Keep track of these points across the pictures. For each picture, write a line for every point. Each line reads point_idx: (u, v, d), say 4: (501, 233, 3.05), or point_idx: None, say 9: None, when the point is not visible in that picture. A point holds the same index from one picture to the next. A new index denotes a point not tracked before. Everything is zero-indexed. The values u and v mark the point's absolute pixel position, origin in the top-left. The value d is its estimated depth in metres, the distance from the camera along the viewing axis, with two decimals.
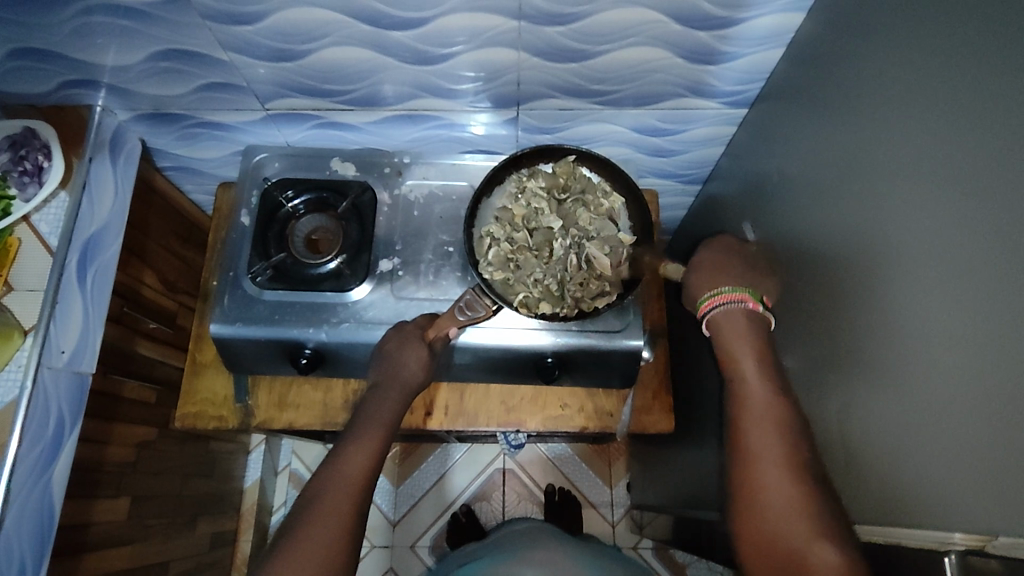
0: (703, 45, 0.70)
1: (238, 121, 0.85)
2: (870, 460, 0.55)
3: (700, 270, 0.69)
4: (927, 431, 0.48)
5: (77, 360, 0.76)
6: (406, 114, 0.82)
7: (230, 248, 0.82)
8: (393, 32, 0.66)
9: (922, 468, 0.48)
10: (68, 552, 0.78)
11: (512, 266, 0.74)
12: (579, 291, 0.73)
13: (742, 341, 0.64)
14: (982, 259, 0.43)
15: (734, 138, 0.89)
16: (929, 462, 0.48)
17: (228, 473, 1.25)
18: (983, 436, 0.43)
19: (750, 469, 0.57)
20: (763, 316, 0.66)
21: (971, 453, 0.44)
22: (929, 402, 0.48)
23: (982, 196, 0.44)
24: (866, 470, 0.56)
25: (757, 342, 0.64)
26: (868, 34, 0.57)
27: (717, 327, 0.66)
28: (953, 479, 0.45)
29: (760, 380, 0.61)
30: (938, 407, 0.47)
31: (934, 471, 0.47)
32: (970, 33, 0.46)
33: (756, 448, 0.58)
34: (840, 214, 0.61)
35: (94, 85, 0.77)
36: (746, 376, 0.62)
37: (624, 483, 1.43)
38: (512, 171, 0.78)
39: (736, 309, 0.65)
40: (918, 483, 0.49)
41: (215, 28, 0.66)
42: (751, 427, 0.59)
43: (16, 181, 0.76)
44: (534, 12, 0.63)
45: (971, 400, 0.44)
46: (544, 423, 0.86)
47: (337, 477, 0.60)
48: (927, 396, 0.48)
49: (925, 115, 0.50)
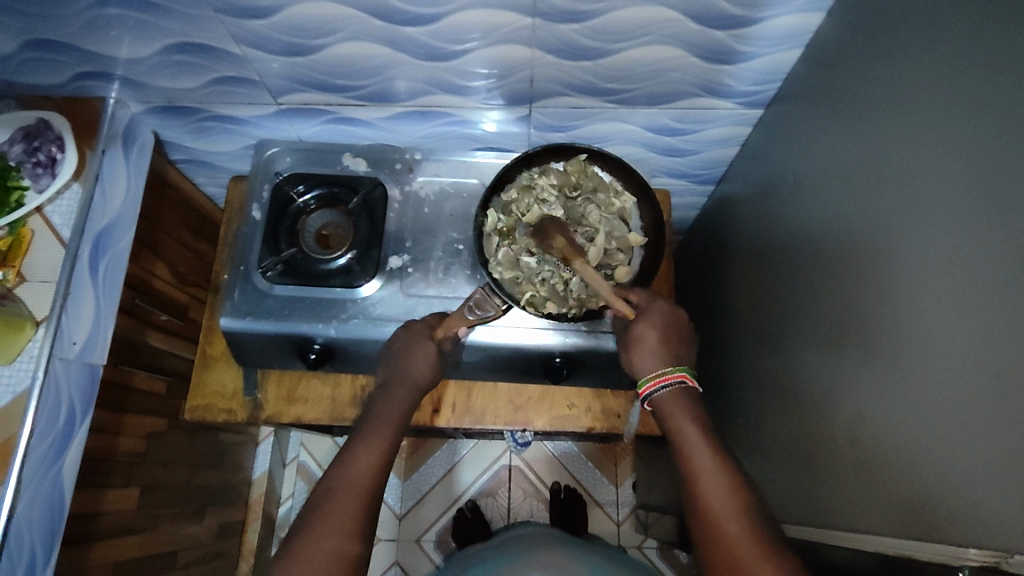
0: (720, 44, 0.69)
1: (251, 115, 0.84)
2: (881, 468, 0.55)
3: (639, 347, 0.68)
4: (938, 439, 0.47)
5: (88, 351, 0.76)
6: (417, 110, 0.82)
7: (241, 241, 0.82)
8: (406, 28, 0.66)
9: (935, 480, 0.48)
10: (78, 540, 0.79)
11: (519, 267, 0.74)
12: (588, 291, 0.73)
13: (680, 410, 0.63)
14: (996, 265, 0.43)
15: (750, 139, 0.87)
16: (941, 474, 0.47)
17: (237, 464, 1.26)
18: (996, 447, 0.42)
19: (710, 513, 0.56)
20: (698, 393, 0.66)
21: (984, 464, 0.43)
22: (942, 412, 0.47)
23: (997, 202, 0.43)
24: (878, 479, 0.55)
25: (690, 404, 0.64)
26: (888, 35, 0.56)
27: (661, 408, 0.65)
28: (967, 492, 0.45)
29: (695, 428, 0.61)
30: (951, 419, 0.46)
31: (947, 481, 0.47)
32: (990, 36, 0.45)
33: (711, 491, 0.57)
34: (854, 219, 0.60)
35: (108, 78, 0.77)
36: (683, 432, 0.61)
37: (630, 483, 1.43)
38: (522, 167, 0.77)
39: (673, 391, 0.65)
40: (930, 494, 0.48)
41: (228, 21, 0.66)
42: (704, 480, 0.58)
43: (29, 173, 0.76)
44: (548, 10, 0.63)
45: (983, 410, 0.43)
46: (551, 422, 0.86)
47: (346, 475, 0.61)
48: (940, 405, 0.47)
49: (940, 119, 0.49)
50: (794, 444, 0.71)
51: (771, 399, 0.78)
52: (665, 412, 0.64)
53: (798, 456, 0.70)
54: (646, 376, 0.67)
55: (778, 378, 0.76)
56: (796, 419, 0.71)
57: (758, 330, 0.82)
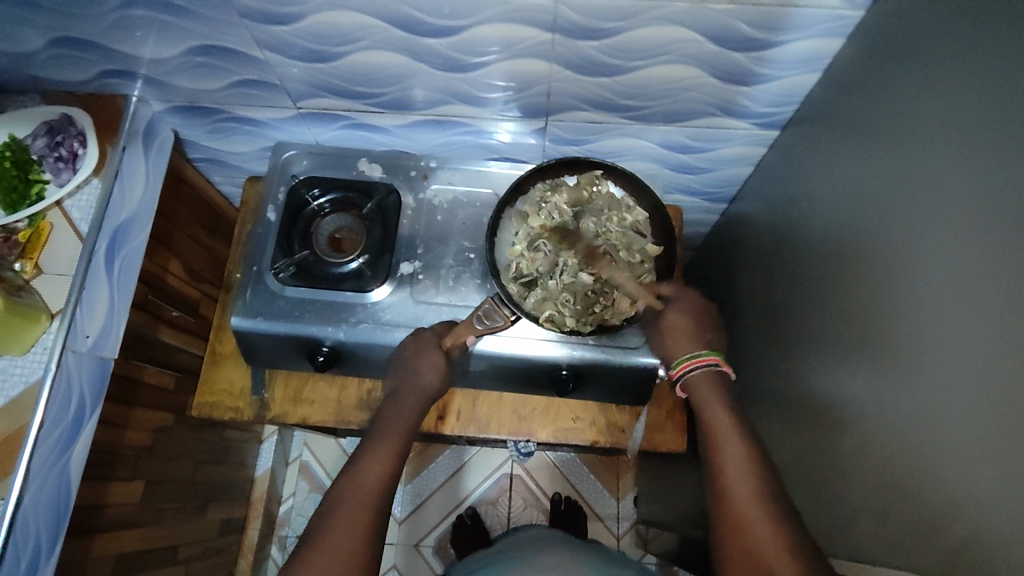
0: (738, 66, 0.69)
1: (270, 118, 0.86)
2: (885, 497, 0.54)
3: (671, 334, 0.73)
4: (943, 469, 0.47)
5: (100, 345, 0.77)
6: (434, 119, 0.82)
7: (255, 242, 0.82)
8: (427, 39, 0.67)
9: (942, 511, 0.47)
10: (83, 532, 0.80)
11: (550, 276, 0.74)
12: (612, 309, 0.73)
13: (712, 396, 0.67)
14: (999, 292, 0.44)
15: (764, 160, 0.87)
16: (947, 505, 0.47)
17: (241, 461, 1.26)
18: (1002, 474, 0.42)
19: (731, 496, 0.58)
20: (731, 378, 0.69)
21: (991, 491, 0.43)
22: (946, 440, 0.47)
23: (1002, 233, 0.44)
24: (883, 508, 0.54)
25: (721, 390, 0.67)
26: (906, 64, 0.56)
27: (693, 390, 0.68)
28: (973, 523, 0.44)
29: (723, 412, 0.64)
30: (956, 447, 0.46)
31: (953, 510, 0.46)
32: (1007, 71, 0.45)
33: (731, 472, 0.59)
34: (866, 245, 0.60)
35: (131, 76, 0.79)
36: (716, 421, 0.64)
37: (631, 497, 1.42)
38: (536, 180, 0.78)
39: (703, 372, 0.69)
40: (936, 525, 0.48)
41: (252, 26, 0.67)
42: (728, 463, 0.60)
43: (51, 166, 0.78)
44: (568, 25, 0.63)
45: (992, 437, 0.43)
46: (556, 434, 0.86)
47: (354, 484, 0.61)
48: (947, 432, 0.47)
49: (949, 152, 0.50)
50: (798, 466, 0.71)
51: (777, 421, 0.77)
52: (696, 390, 0.68)
53: (803, 479, 0.69)
54: (685, 356, 0.70)
55: (785, 399, 0.76)
56: (802, 444, 0.70)
57: (766, 350, 0.82)
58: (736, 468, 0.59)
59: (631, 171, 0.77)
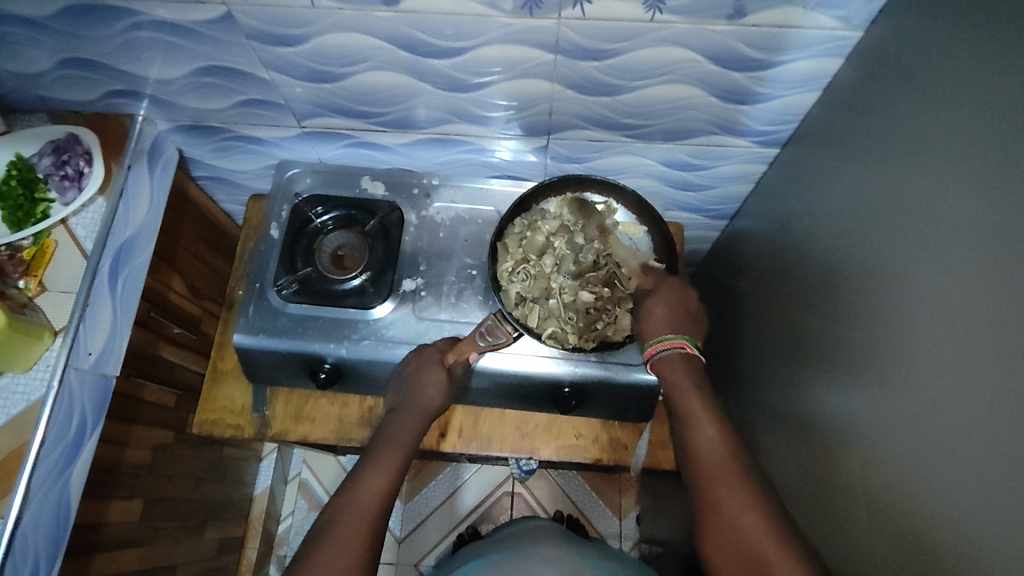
0: (738, 86, 0.70)
1: (274, 137, 0.87)
2: (888, 495, 0.54)
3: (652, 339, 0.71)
4: (941, 468, 0.48)
5: (102, 362, 0.77)
6: (436, 138, 0.83)
7: (258, 259, 0.82)
8: (431, 60, 0.68)
9: (943, 507, 0.48)
10: (82, 551, 0.79)
11: (548, 298, 0.75)
12: (613, 326, 0.74)
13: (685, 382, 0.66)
14: (992, 293, 0.45)
15: (764, 177, 0.88)
16: (947, 501, 0.47)
17: (239, 479, 1.25)
18: (1000, 468, 0.43)
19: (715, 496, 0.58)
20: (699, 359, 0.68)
21: (990, 486, 0.43)
22: (944, 436, 0.48)
23: (994, 240, 0.45)
24: (886, 507, 0.54)
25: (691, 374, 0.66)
26: (903, 83, 0.57)
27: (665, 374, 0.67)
28: (971, 517, 0.45)
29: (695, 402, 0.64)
30: (954, 445, 0.47)
31: (953, 505, 0.47)
32: (1003, 89, 0.46)
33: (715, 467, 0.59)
34: (869, 263, 0.60)
35: (137, 96, 0.80)
36: (693, 421, 0.63)
37: (634, 515, 1.41)
38: (514, 217, 0.79)
39: (673, 355, 0.68)
40: (937, 521, 0.48)
41: (258, 47, 0.68)
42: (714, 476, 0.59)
43: (56, 185, 0.78)
44: (570, 46, 0.64)
45: (989, 432, 0.44)
46: (557, 452, 0.85)
47: (354, 501, 0.61)
48: (945, 429, 0.48)
49: (943, 162, 0.51)
50: (802, 486, 0.69)
51: (780, 435, 0.77)
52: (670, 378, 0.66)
53: (812, 495, 0.68)
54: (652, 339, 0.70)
55: (788, 415, 0.75)
56: (806, 464, 0.69)
57: (764, 367, 0.82)
58: (719, 465, 0.59)
59: (615, 179, 0.80)
